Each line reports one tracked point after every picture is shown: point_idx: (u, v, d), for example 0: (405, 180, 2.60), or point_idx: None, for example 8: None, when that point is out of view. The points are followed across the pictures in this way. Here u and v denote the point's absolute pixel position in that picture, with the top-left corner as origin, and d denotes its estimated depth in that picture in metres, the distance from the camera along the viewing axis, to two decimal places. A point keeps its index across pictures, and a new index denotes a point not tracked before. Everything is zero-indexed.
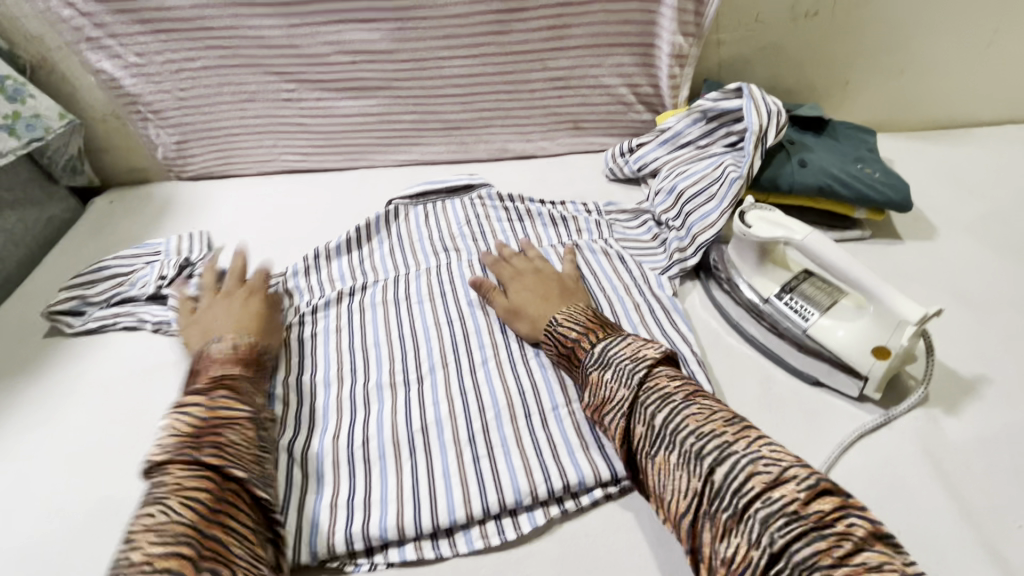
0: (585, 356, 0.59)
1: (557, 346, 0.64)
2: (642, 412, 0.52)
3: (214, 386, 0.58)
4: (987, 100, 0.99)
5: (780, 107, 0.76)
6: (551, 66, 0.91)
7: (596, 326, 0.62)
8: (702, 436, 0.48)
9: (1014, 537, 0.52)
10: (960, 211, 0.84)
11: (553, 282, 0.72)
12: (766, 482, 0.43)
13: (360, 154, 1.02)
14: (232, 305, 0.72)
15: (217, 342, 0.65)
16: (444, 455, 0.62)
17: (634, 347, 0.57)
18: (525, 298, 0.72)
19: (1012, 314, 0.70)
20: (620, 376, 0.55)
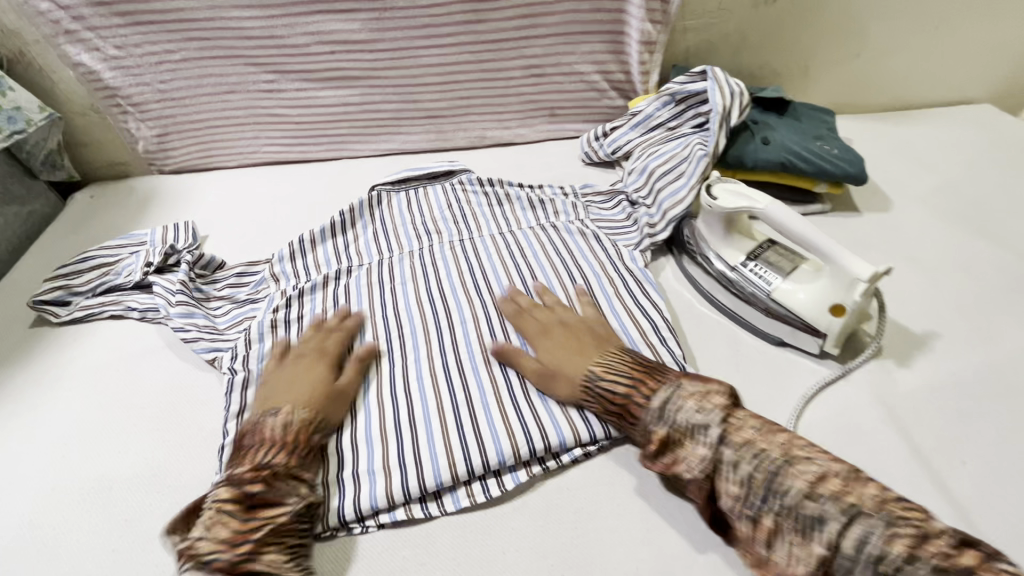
0: (642, 413, 0.58)
1: (604, 403, 0.61)
2: (734, 472, 0.52)
3: (239, 481, 0.55)
4: (936, 81, 1.05)
5: (744, 87, 0.80)
6: (528, 54, 0.94)
7: (643, 374, 0.61)
8: (814, 496, 0.48)
9: (956, 470, 0.57)
10: (913, 183, 0.90)
11: (584, 329, 0.69)
12: (915, 550, 0.44)
13: (338, 147, 1.05)
14: (292, 371, 0.67)
15: (274, 416, 0.61)
16: (430, 426, 0.65)
17: (697, 398, 0.56)
18: (559, 355, 0.66)
19: (958, 277, 0.75)
20: (693, 432, 0.55)
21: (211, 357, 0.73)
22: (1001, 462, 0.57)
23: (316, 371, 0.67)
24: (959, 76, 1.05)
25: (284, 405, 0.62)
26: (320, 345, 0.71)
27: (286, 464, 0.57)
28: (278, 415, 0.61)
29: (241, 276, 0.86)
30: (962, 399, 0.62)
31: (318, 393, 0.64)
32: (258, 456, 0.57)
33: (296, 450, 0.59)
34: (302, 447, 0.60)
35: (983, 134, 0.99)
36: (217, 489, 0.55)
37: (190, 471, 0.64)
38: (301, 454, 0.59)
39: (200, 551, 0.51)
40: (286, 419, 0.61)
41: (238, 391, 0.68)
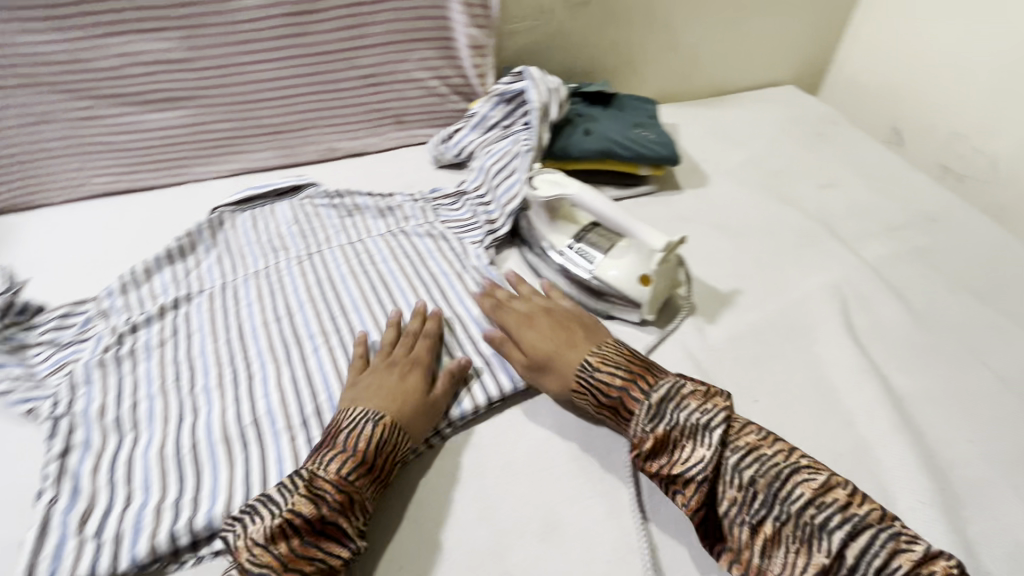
0: (637, 407, 0.57)
1: (598, 394, 0.61)
2: (738, 476, 0.51)
3: (320, 498, 0.51)
4: (742, 68, 1.18)
5: (558, 85, 0.87)
6: (361, 64, 0.96)
7: (640, 370, 0.60)
8: (817, 506, 0.49)
9: (754, 406, 0.64)
10: (726, 159, 1.00)
11: (572, 323, 0.68)
12: (916, 564, 0.45)
13: (180, 168, 0.98)
14: (384, 380, 0.63)
15: (352, 416, 0.58)
16: (277, 444, 0.62)
17: (702, 399, 0.56)
18: (551, 346, 0.66)
19: (761, 237, 0.85)
20: (695, 434, 0.54)
21: (27, 409, 0.67)
22: (790, 392, 0.65)
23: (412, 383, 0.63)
24: (761, 63, 1.19)
25: (366, 409, 0.59)
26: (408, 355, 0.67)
27: (361, 491, 0.53)
28: (364, 420, 0.57)
29: (66, 318, 0.77)
30: (758, 345, 0.70)
31: (392, 398, 0.61)
32: (343, 465, 0.53)
33: (373, 473, 0.55)
34: (379, 471, 0.56)
35: (784, 111, 1.12)
36: (290, 489, 0.52)
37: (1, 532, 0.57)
38: (374, 479, 0.55)
39: (252, 558, 0.48)
40: (377, 422, 0.57)
41: (62, 435, 0.63)
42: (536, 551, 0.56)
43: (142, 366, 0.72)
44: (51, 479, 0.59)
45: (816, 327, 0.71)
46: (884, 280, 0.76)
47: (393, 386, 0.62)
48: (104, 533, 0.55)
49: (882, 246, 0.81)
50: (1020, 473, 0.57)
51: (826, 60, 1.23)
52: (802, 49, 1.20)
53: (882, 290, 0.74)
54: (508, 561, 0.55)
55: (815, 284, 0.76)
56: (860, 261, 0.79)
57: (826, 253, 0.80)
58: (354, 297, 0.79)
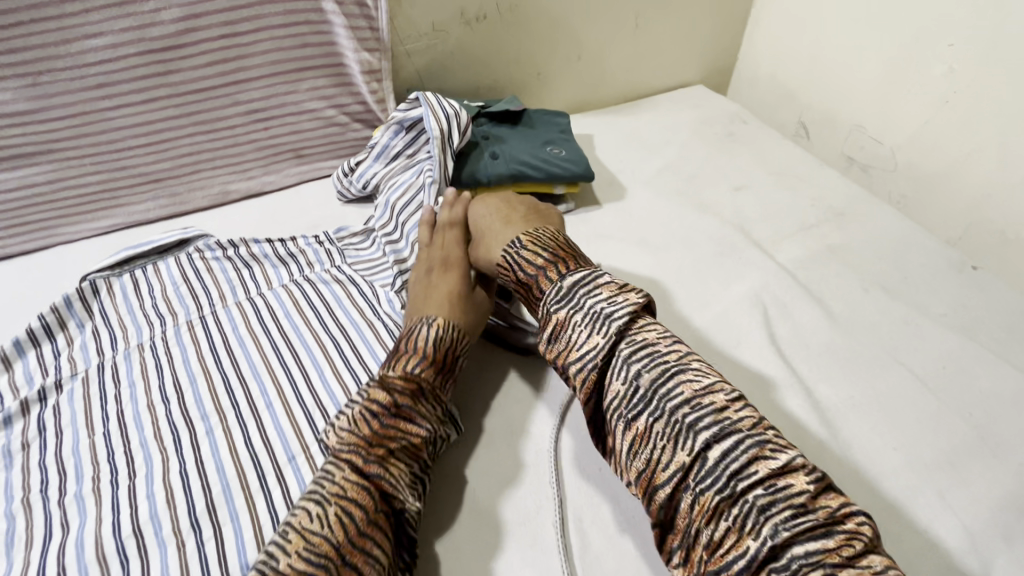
0: (548, 290, 0.59)
1: (517, 271, 0.62)
2: (625, 368, 0.52)
3: (391, 387, 0.56)
4: (651, 71, 1.17)
5: (457, 109, 0.81)
6: (244, 99, 0.87)
7: (564, 256, 0.61)
8: (691, 406, 0.49)
9: None
10: (643, 168, 0.98)
11: (517, 209, 0.70)
12: (773, 472, 0.45)
13: (45, 229, 0.86)
14: (425, 289, 0.66)
15: (411, 326, 0.62)
16: (163, 555, 0.55)
17: (614, 292, 0.56)
18: (485, 225, 0.69)
19: (681, 249, 0.83)
20: (595, 322, 0.55)
21: None
22: None
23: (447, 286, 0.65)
24: (669, 66, 1.19)
25: (421, 316, 0.62)
26: (439, 254, 0.70)
27: (427, 381, 0.58)
28: (422, 326, 0.61)
29: None
30: None
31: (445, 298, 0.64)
32: (410, 359, 0.59)
33: (438, 368, 0.59)
34: (446, 366, 0.60)
35: (696, 113, 1.12)
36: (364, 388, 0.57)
37: None
38: (442, 374, 0.60)
39: (341, 442, 0.54)
40: (427, 326, 0.61)
41: None
42: None
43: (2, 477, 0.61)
44: None
45: (741, 341, 0.69)
46: (802, 284, 0.76)
47: (449, 288, 0.66)
48: None
49: (797, 247, 0.81)
50: (942, 476, 0.57)
51: (731, 59, 1.24)
52: (707, 50, 1.20)
53: (801, 295, 0.74)
54: None
55: (737, 295, 0.75)
56: (777, 266, 0.78)
57: (744, 260, 0.80)
58: (253, 363, 0.71)
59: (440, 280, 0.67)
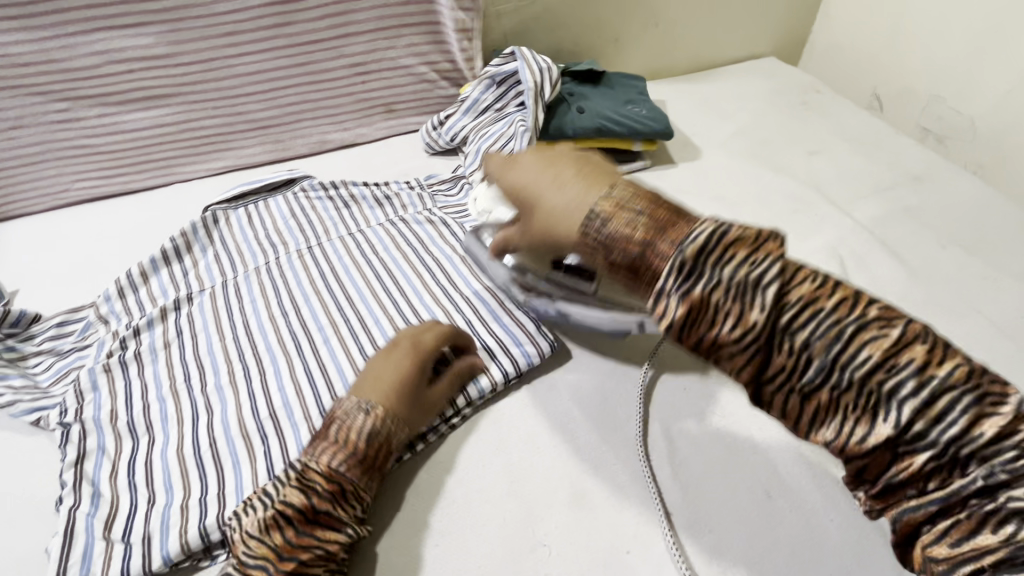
0: (666, 267, 0.43)
1: (609, 252, 0.45)
2: (790, 340, 0.41)
3: (312, 488, 0.50)
4: (725, 40, 1.19)
5: (550, 64, 0.87)
6: (348, 53, 0.94)
7: (662, 216, 0.45)
8: (891, 370, 0.39)
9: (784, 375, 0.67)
10: (717, 132, 1.01)
11: (569, 160, 0.51)
12: (888, 353, 0.39)
13: (168, 167, 0.96)
14: (375, 366, 0.60)
15: (344, 404, 0.56)
16: (297, 436, 0.62)
17: (748, 250, 0.41)
18: (541, 190, 0.51)
19: (754, 205, 0.87)
20: (741, 291, 0.40)
21: (34, 418, 0.65)
22: None
23: (405, 374, 0.59)
24: (742, 35, 1.20)
25: (360, 399, 0.56)
26: (409, 339, 0.63)
27: (354, 484, 0.52)
28: (356, 410, 0.55)
29: (63, 326, 0.76)
30: None
31: (387, 389, 0.57)
32: (329, 461, 0.52)
33: (366, 465, 0.53)
34: (379, 465, 0.54)
35: (769, 83, 1.14)
36: (282, 485, 0.51)
37: (26, 542, 0.56)
38: (369, 471, 0.54)
39: (249, 550, 0.48)
40: (369, 412, 0.55)
41: (74, 442, 0.61)
42: (564, 520, 0.57)
43: (150, 368, 0.70)
44: (69, 486, 0.58)
45: None
46: (879, 239, 0.78)
47: (391, 379, 0.58)
48: (132, 535, 0.55)
49: (874, 207, 0.84)
50: None
51: (804, 31, 1.25)
52: (781, 21, 1.22)
53: (879, 250, 0.76)
54: (539, 531, 0.56)
55: (813, 247, 0.78)
56: (855, 222, 0.81)
57: (821, 217, 0.82)
58: (359, 286, 0.78)
59: (397, 360, 0.60)
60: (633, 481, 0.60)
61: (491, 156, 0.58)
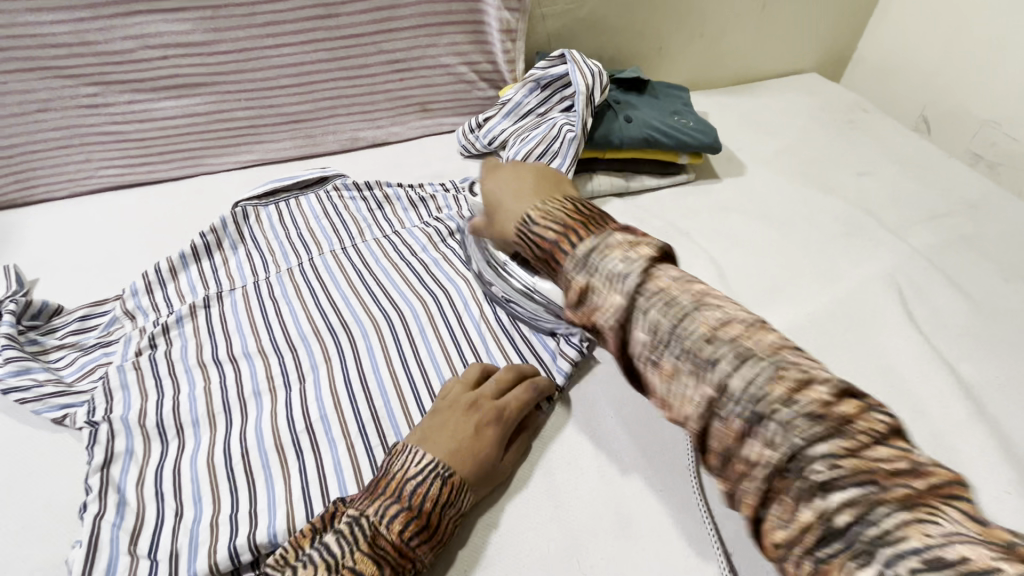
0: (566, 261, 0.51)
1: (531, 251, 0.54)
2: (662, 337, 0.45)
3: (383, 558, 0.47)
4: (769, 53, 1.16)
5: (601, 69, 0.86)
6: (388, 49, 0.91)
7: (576, 224, 0.52)
8: (799, 412, 0.39)
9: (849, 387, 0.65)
10: (763, 147, 0.99)
11: (530, 175, 0.60)
12: (790, 391, 0.40)
13: (196, 158, 0.94)
14: (456, 420, 0.56)
15: (418, 462, 0.52)
16: (334, 450, 0.60)
17: (625, 248, 0.49)
18: (504, 199, 0.59)
19: (805, 226, 0.84)
20: (611, 281, 0.48)
21: (59, 416, 0.62)
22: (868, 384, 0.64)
23: (485, 441, 0.55)
24: (786, 49, 1.18)
25: (435, 459, 0.52)
26: (494, 401, 0.58)
27: (420, 558, 0.49)
28: (431, 474, 0.51)
29: (86, 319, 0.73)
30: (819, 335, 0.69)
31: (462, 452, 0.54)
32: (392, 526, 0.48)
33: (434, 538, 0.50)
34: (443, 538, 0.51)
35: (813, 99, 1.11)
36: (349, 542, 0.47)
37: (47, 550, 0.53)
38: (435, 543, 0.51)
39: None
40: (445, 481, 0.51)
41: (102, 443, 0.59)
42: (610, 550, 0.54)
43: (177, 369, 0.67)
44: (94, 492, 0.55)
45: (874, 317, 0.71)
46: (937, 268, 0.76)
47: (461, 442, 0.54)
48: (159, 551, 0.52)
49: (930, 234, 0.81)
50: None
51: (849, 47, 1.23)
52: (827, 36, 1.19)
53: (938, 279, 0.74)
54: (584, 563, 0.53)
55: (867, 273, 0.76)
56: (911, 249, 0.78)
57: (875, 241, 0.80)
58: (395, 292, 0.75)
59: (479, 422, 0.56)
60: (682, 513, 0.57)
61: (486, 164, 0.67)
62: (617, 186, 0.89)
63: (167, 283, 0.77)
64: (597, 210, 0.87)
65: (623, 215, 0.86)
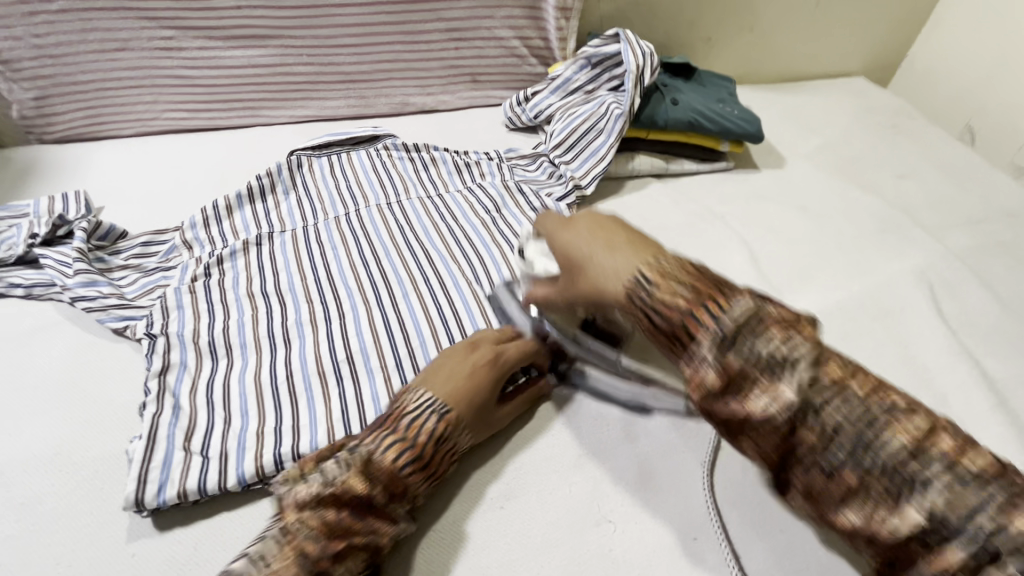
0: (710, 345, 0.40)
1: (652, 321, 0.42)
2: (757, 355, 0.39)
3: (376, 479, 0.49)
4: (818, 54, 1.17)
5: (653, 51, 0.88)
6: (446, 17, 0.94)
7: (708, 292, 0.41)
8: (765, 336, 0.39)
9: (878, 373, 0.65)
10: (804, 143, 1.00)
11: (623, 230, 0.47)
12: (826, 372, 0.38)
13: (254, 110, 0.98)
14: (454, 362, 0.57)
15: (417, 399, 0.53)
16: (372, 384, 0.63)
17: (780, 329, 0.39)
18: (594, 256, 0.46)
19: (841, 220, 0.85)
20: (768, 370, 0.39)
21: (121, 327, 0.67)
22: (895, 372, 0.65)
23: (483, 386, 0.56)
24: (835, 51, 1.18)
25: (434, 398, 0.54)
26: (493, 346, 0.60)
27: (413, 486, 0.51)
28: (428, 410, 0.53)
29: (147, 246, 0.78)
30: (847, 321, 0.71)
31: (460, 393, 0.55)
32: (382, 452, 0.49)
33: (428, 470, 0.51)
34: (439, 471, 0.53)
35: (859, 101, 1.12)
36: (346, 462, 0.49)
37: (105, 444, 0.58)
38: (428, 476, 0.52)
39: (299, 520, 0.45)
40: (442, 417, 0.53)
41: (160, 353, 0.63)
42: (631, 501, 0.56)
43: (230, 296, 0.72)
44: (152, 395, 0.59)
45: (904, 310, 0.72)
46: (970, 269, 0.77)
47: (460, 383, 0.56)
48: (209, 450, 0.56)
49: (967, 238, 0.82)
50: None
51: (900, 54, 1.23)
52: (879, 41, 1.19)
53: (969, 278, 0.76)
54: (604, 507, 0.56)
55: (900, 269, 0.77)
56: (945, 249, 0.80)
57: (910, 240, 0.81)
58: (435, 245, 0.79)
59: (478, 363, 0.57)
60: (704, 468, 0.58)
61: (544, 214, 0.54)
62: (657, 167, 0.91)
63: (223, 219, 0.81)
64: (634, 188, 0.90)
65: (659, 195, 0.89)
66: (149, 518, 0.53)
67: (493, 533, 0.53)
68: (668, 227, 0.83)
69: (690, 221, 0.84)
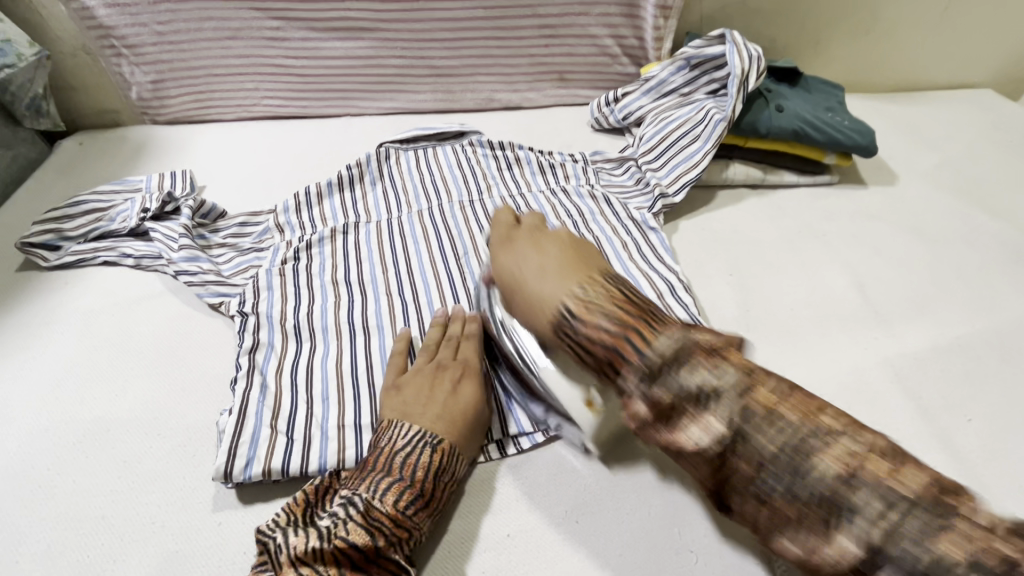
0: (630, 372, 0.43)
1: (576, 351, 0.47)
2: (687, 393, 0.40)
3: (376, 527, 0.46)
4: (941, 62, 1.07)
5: (761, 54, 0.83)
6: (542, 13, 0.93)
7: (632, 320, 0.45)
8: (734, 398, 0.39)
9: (1010, 424, 0.58)
10: (920, 160, 0.91)
11: (559, 244, 0.55)
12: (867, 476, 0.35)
13: (345, 100, 1.01)
14: (431, 381, 0.57)
15: (406, 434, 0.52)
16: None
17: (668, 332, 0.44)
18: (529, 276, 0.52)
19: (964, 246, 0.77)
20: (671, 381, 0.41)
21: (217, 302, 0.70)
22: None
23: (459, 396, 0.56)
24: (962, 61, 1.07)
25: (423, 430, 0.52)
26: (452, 358, 0.59)
27: (420, 526, 0.49)
28: (420, 444, 0.51)
29: (244, 226, 0.82)
30: (969, 361, 0.64)
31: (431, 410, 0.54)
32: (381, 501, 0.47)
33: (431, 506, 0.50)
34: (440, 504, 0.51)
35: (987, 116, 1.01)
36: (345, 511, 0.47)
37: (198, 413, 0.61)
38: (432, 511, 0.50)
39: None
40: (434, 449, 0.51)
41: (251, 331, 0.66)
42: (713, 533, 0.52)
43: (316, 280, 0.74)
44: (243, 371, 0.62)
45: None
46: None
47: (427, 402, 0.55)
48: (294, 432, 0.57)
49: None
50: None
51: None
52: (1016, 51, 1.07)
53: None
54: (686, 537, 0.52)
55: None
56: None
57: None
58: None
59: (443, 376, 0.57)
60: None
61: (504, 224, 0.60)
62: (753, 177, 0.86)
63: (315, 206, 0.83)
64: (727, 198, 0.85)
65: (753, 207, 0.83)
66: (234, 491, 0.55)
67: (535, 543, 0.52)
68: (762, 242, 0.78)
69: (788, 237, 0.79)
